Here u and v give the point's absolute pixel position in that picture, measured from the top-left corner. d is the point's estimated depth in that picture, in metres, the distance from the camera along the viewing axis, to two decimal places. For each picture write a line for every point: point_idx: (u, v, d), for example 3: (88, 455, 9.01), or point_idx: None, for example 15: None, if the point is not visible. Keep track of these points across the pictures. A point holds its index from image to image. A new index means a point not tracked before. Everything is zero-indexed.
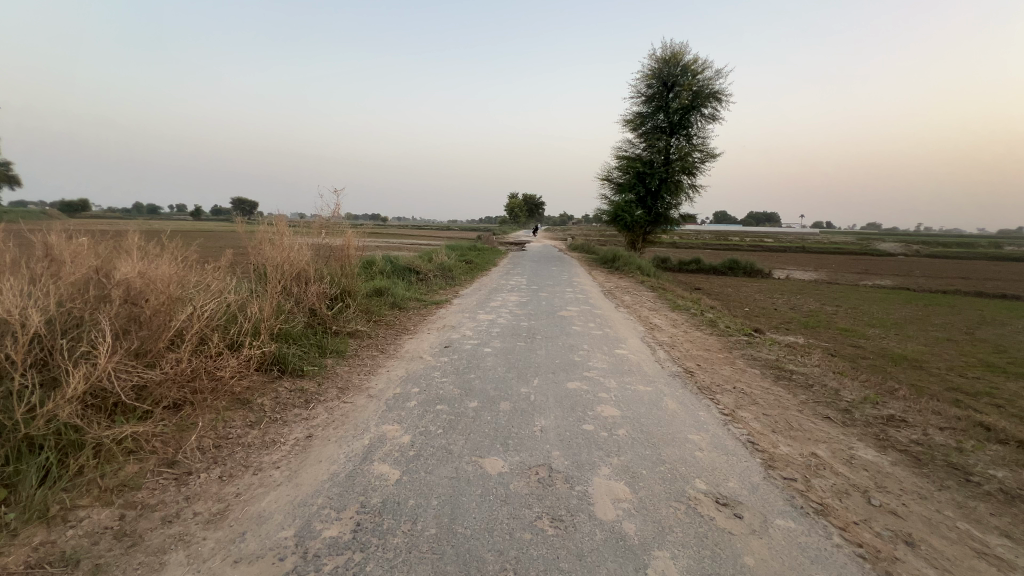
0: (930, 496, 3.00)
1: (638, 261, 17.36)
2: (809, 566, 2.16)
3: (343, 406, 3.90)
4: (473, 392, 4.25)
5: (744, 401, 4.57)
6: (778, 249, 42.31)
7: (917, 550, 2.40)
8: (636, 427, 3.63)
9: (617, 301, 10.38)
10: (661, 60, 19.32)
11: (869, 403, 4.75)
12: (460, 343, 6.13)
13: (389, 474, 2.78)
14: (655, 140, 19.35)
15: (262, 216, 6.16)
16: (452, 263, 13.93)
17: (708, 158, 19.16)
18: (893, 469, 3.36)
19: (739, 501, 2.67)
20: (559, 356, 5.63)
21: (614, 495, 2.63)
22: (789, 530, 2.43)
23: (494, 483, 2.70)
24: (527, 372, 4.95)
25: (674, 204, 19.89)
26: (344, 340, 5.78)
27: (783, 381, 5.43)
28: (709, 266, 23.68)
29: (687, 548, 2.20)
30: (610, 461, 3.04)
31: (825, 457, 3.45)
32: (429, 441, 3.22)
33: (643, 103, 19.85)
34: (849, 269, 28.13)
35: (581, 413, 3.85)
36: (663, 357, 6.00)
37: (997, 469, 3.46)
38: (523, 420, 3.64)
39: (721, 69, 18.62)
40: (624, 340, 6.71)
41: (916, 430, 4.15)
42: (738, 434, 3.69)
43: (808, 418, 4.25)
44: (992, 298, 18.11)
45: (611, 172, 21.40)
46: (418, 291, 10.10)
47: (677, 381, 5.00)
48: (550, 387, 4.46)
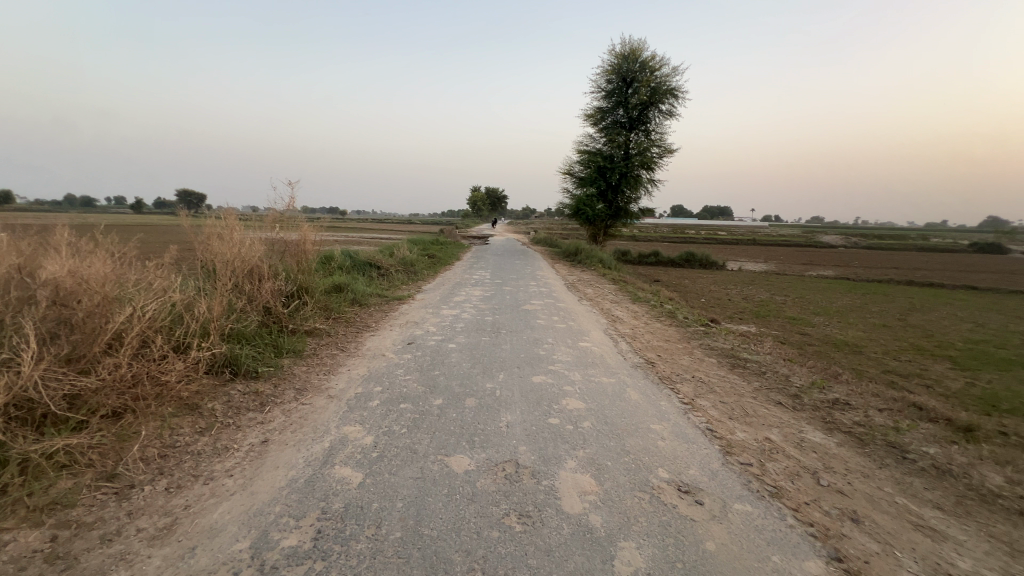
0: (872, 474, 3.21)
1: (599, 254, 17.66)
2: (766, 548, 2.25)
3: (301, 408, 3.75)
4: (438, 389, 4.18)
5: (703, 389, 4.72)
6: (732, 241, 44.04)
7: (862, 526, 2.55)
8: (601, 419, 3.67)
9: (579, 294, 10.52)
10: (621, 56, 19.57)
11: (816, 388, 5.03)
12: (424, 340, 6.02)
13: (352, 477, 2.69)
14: (615, 135, 19.65)
15: (210, 209, 5.83)
16: (415, 258, 13.70)
17: (666, 153, 19.62)
18: (839, 450, 3.56)
19: (700, 488, 2.75)
20: (525, 350, 5.64)
21: (581, 489, 2.65)
22: (747, 514, 2.52)
23: (460, 481, 2.67)
24: (492, 367, 4.92)
25: (634, 198, 20.28)
26: (301, 339, 5.56)
27: (738, 369, 5.67)
28: (667, 259, 24.36)
29: (651, 538, 2.25)
30: (576, 454, 3.07)
31: (777, 441, 3.62)
32: (393, 442, 3.14)
33: (603, 98, 20.10)
34: (798, 260, 29.40)
35: (547, 407, 3.86)
36: (625, 348, 6.13)
37: (929, 447, 3.73)
38: (489, 415, 3.62)
39: (678, 67, 19.04)
40: (587, 333, 6.80)
41: (858, 412, 4.42)
42: (698, 422, 3.81)
43: (761, 404, 4.45)
44: (921, 286, 19.55)
45: (573, 166, 21.58)
46: (379, 287, 9.85)
47: (639, 372, 5.11)
48: (516, 382, 4.47)
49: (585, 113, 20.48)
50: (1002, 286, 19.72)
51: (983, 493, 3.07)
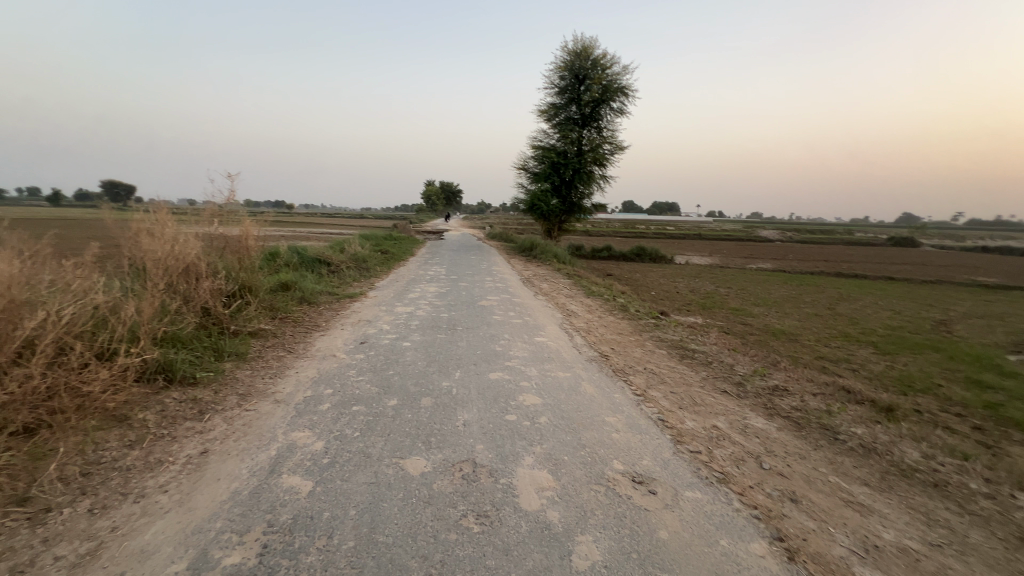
0: (808, 455, 3.42)
1: (554, 249, 17.84)
2: (715, 533, 2.35)
3: (244, 414, 3.54)
4: (392, 389, 4.08)
5: (654, 380, 4.87)
6: (679, 236, 45.85)
7: (800, 506, 2.72)
8: (557, 414, 3.70)
9: (535, 289, 10.58)
10: (573, 53, 19.81)
11: (758, 376, 5.32)
12: (377, 339, 5.85)
13: (301, 486, 2.56)
14: (568, 132, 19.87)
15: (138, 202, 5.39)
16: (367, 254, 13.31)
17: (618, 150, 20.08)
18: (779, 434, 3.78)
19: (653, 478, 2.83)
20: (481, 347, 5.61)
21: (538, 485, 2.66)
22: (697, 500, 2.63)
23: (416, 484, 2.61)
24: (448, 365, 4.86)
25: (587, 194, 20.61)
26: (244, 341, 5.26)
27: (686, 359, 5.90)
28: (619, 253, 24.99)
29: (607, 530, 2.29)
30: (533, 450, 3.08)
31: (723, 428, 3.79)
32: (345, 446, 3.02)
33: (556, 94, 20.29)
34: (742, 254, 30.54)
35: (504, 403, 3.85)
36: (580, 342, 6.23)
37: (857, 427, 4.03)
38: (445, 415, 3.56)
39: (628, 66, 19.50)
40: (543, 328, 6.85)
41: (795, 397, 4.71)
42: (650, 413, 3.93)
43: (709, 393, 4.65)
44: (848, 277, 21.14)
45: (527, 161, 21.63)
46: (330, 285, 9.48)
47: (594, 365, 5.20)
48: (472, 379, 4.43)
49: (539, 108, 20.59)
50: (915, 277, 21.64)
51: (903, 468, 3.35)
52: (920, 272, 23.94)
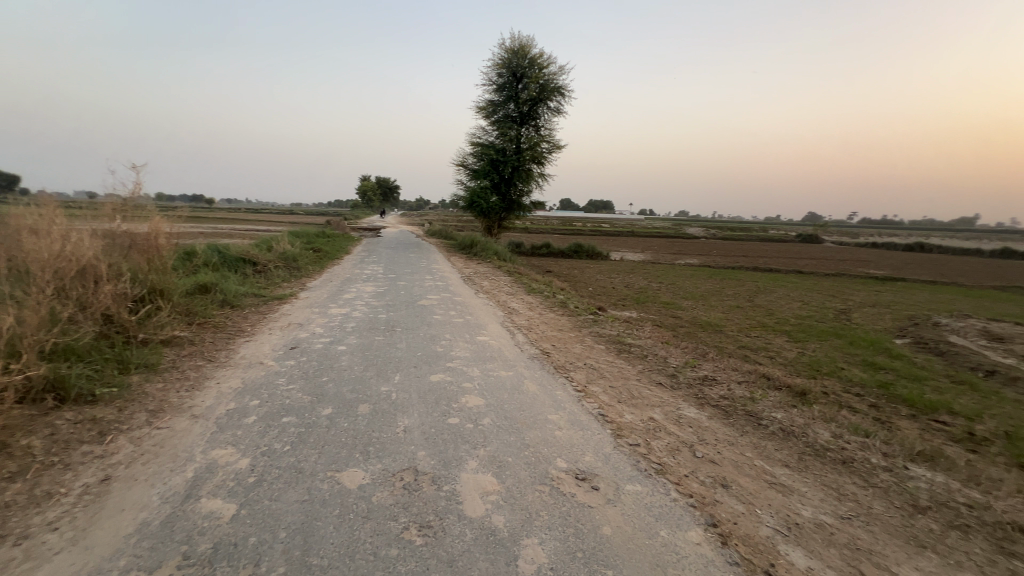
0: (736, 441, 3.64)
1: (494, 246, 17.85)
2: (655, 524, 2.42)
3: (156, 433, 3.19)
4: (327, 396, 3.85)
5: (594, 376, 4.99)
6: (615, 233, 47.22)
7: (731, 491, 2.88)
8: (500, 414, 3.67)
9: (475, 287, 10.52)
10: (511, 51, 19.84)
11: (689, 367, 5.61)
12: (309, 343, 5.52)
13: (223, 510, 2.34)
14: (507, 129, 19.90)
15: (19, 195, 4.70)
16: (297, 252, 12.56)
17: (555, 149, 20.44)
18: (709, 423, 3.99)
19: (595, 474, 2.88)
20: (421, 348, 5.46)
21: (482, 489, 2.62)
22: (637, 493, 2.70)
23: (353, 498, 2.47)
24: (387, 368, 4.68)
25: (526, 191, 20.78)
26: (155, 350, 4.76)
27: (623, 353, 6.10)
28: (558, 250, 25.48)
29: (553, 531, 2.29)
30: (476, 453, 3.02)
31: (659, 419, 3.94)
32: (273, 462, 2.80)
33: (494, 91, 20.27)
34: (673, 251, 31.85)
35: (446, 406, 3.77)
36: (522, 340, 6.26)
37: (777, 412, 4.36)
38: (384, 422, 3.42)
39: (564, 66, 19.88)
40: (484, 326, 6.80)
41: (722, 386, 5.02)
42: (591, 408, 4.01)
43: (645, 386, 4.84)
44: (764, 271, 22.91)
45: (466, 157, 21.43)
46: (255, 286, 8.85)
47: (536, 363, 5.23)
48: (412, 382, 4.29)
49: (477, 105, 20.47)
50: (821, 271, 23.82)
51: (817, 448, 3.66)
52: (823, 265, 26.44)
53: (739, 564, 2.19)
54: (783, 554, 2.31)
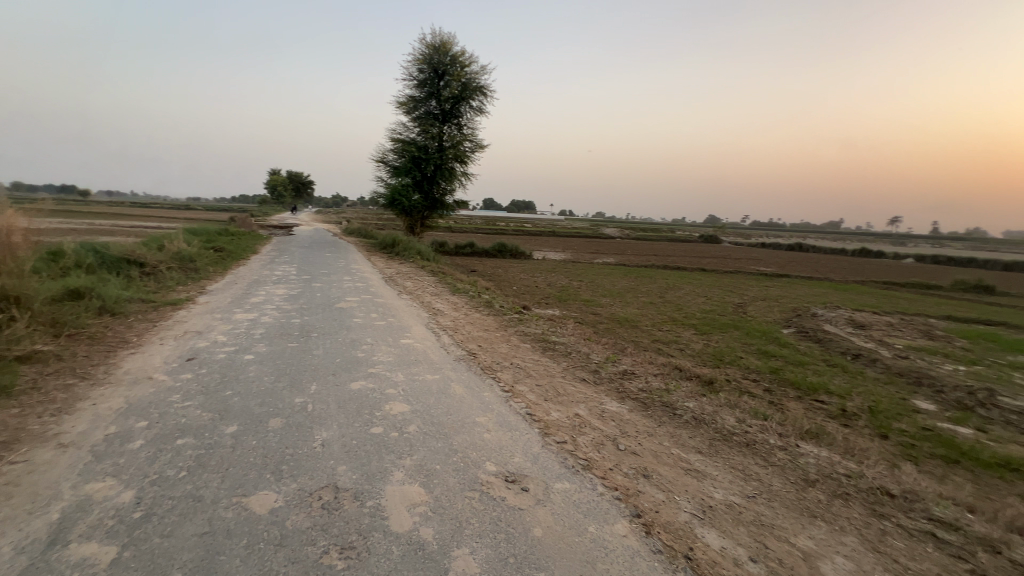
0: (654, 432, 3.84)
1: (417, 245, 17.36)
2: (584, 521, 2.46)
3: (9, 469, 2.67)
4: (231, 412, 3.48)
5: (521, 375, 5.02)
6: (538, 233, 48.21)
7: (652, 480, 3.02)
8: (426, 420, 3.56)
9: (398, 288, 10.16)
10: (432, 46, 19.47)
11: (610, 362, 5.85)
12: (209, 353, 4.96)
13: (102, 554, 2.00)
14: (429, 126, 19.50)
15: None
16: (195, 252, 11.31)
17: (478, 148, 20.39)
18: (630, 416, 4.17)
19: (525, 475, 2.88)
20: (340, 354, 5.14)
21: (409, 501, 2.50)
22: (566, 491, 2.74)
23: (264, 525, 2.23)
24: (302, 378, 4.34)
25: (449, 190, 20.51)
26: (8, 370, 3.99)
27: (549, 351, 6.22)
28: (482, 250, 25.47)
29: (483, 539, 2.24)
30: (402, 463, 2.89)
31: (584, 415, 4.05)
32: (165, 493, 2.46)
33: (415, 87, 19.78)
34: (593, 250, 33.10)
35: (368, 415, 3.57)
36: (448, 342, 6.13)
37: (689, 401, 4.67)
38: (299, 436, 3.15)
39: (486, 66, 19.88)
40: (408, 329, 6.57)
41: (641, 379, 5.29)
42: (519, 408, 4.01)
43: (570, 382, 4.95)
44: (673, 269, 24.61)
45: (386, 154, 20.67)
46: (143, 290, 7.81)
47: (462, 365, 5.14)
48: (330, 392, 4.01)
49: (397, 100, 19.84)
50: (722, 269, 26.05)
51: (724, 433, 3.97)
52: (723, 264, 28.91)
53: (661, 551, 2.30)
54: (699, 537, 2.46)
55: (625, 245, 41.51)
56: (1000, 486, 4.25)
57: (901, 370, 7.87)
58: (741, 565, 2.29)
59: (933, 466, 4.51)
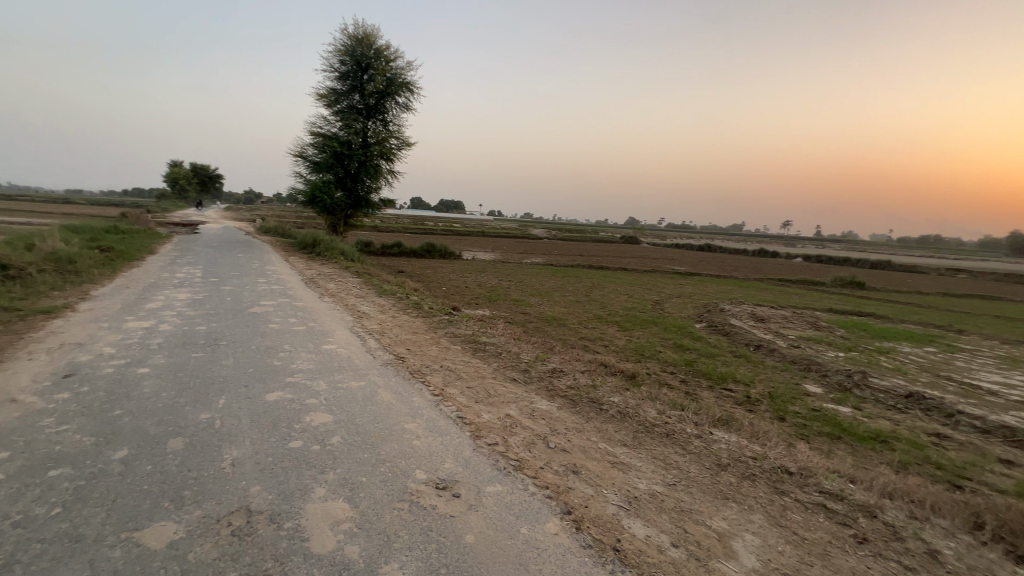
0: (582, 428, 3.95)
1: (340, 245, 16.55)
2: (516, 523, 2.46)
3: None
4: (120, 435, 3.06)
5: (451, 377, 4.94)
6: (467, 232, 48.06)
7: (580, 475, 3.09)
8: (351, 430, 3.38)
9: (319, 290, 9.60)
10: (354, 38, 18.66)
11: (539, 361, 5.95)
12: (93, 368, 4.35)
13: None
14: (352, 121, 18.66)
15: None
16: (75, 251, 9.90)
17: (404, 146, 19.88)
18: (560, 413, 4.26)
19: (456, 480, 2.82)
20: (252, 364, 4.72)
21: (333, 519, 2.35)
22: (498, 494, 2.72)
23: (160, 562, 1.98)
24: (208, 391, 3.93)
25: (375, 188, 19.78)
26: None
27: (479, 352, 6.19)
28: (409, 250, 24.87)
29: (414, 551, 2.16)
30: (325, 478, 2.71)
31: (515, 415, 4.07)
32: (32, 536, 2.10)
33: (337, 79, 18.85)
34: (521, 250, 33.60)
35: (286, 428, 3.32)
36: (374, 346, 5.89)
37: (615, 396, 4.86)
38: (204, 457, 2.86)
39: (411, 63, 19.43)
40: (330, 333, 6.20)
41: (569, 377, 5.42)
42: (449, 412, 3.94)
43: (501, 383, 4.95)
44: (598, 269, 25.65)
45: (305, 148, 19.46)
46: (5, 297, 6.69)
47: (390, 370, 4.96)
48: (241, 405, 3.68)
49: (317, 92, 18.77)
50: (642, 268, 27.63)
51: (646, 425, 4.18)
52: (642, 263, 30.69)
53: (591, 546, 2.36)
54: (626, 528, 2.55)
55: (551, 246, 42.62)
56: (872, 456, 4.89)
57: (794, 358, 8.80)
58: (664, 551, 2.41)
59: (821, 443, 5.08)
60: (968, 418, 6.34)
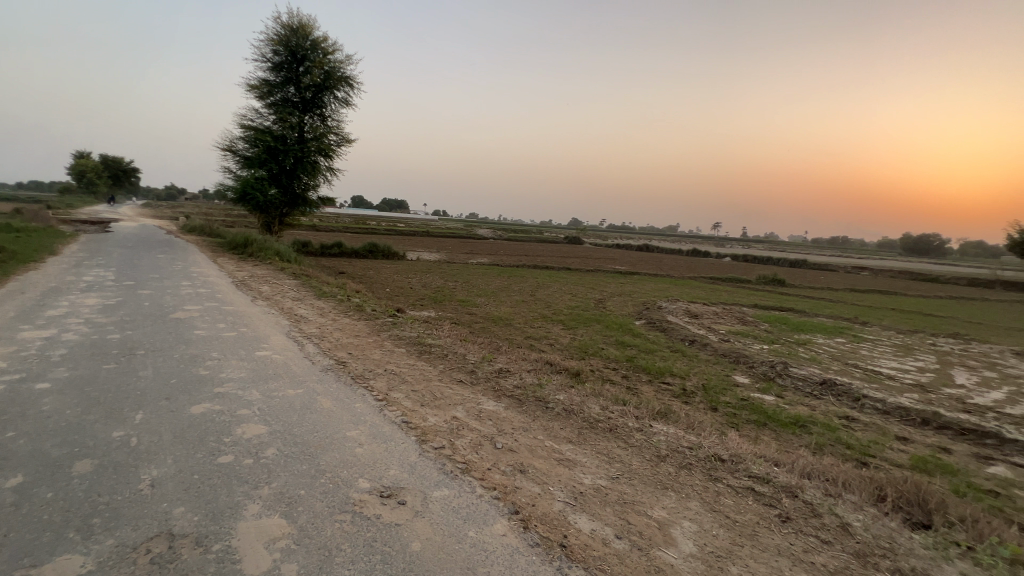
0: (529, 427, 3.99)
1: (274, 245, 15.68)
2: (464, 527, 2.44)
3: None
4: (14, 460, 2.71)
5: (395, 381, 4.81)
6: (411, 232, 47.18)
7: (528, 474, 3.12)
8: (288, 440, 3.20)
9: (252, 293, 9.02)
10: (289, 27, 17.72)
11: (486, 361, 5.94)
12: None
13: None
14: (287, 114, 17.71)
15: None
16: None
17: (344, 142, 19.16)
18: (506, 413, 4.26)
19: (401, 487, 2.75)
20: (175, 374, 4.35)
21: (269, 536, 2.21)
22: (445, 498, 2.69)
23: None
24: (123, 406, 3.57)
25: (312, 185, 18.91)
26: None
27: (424, 354, 6.08)
28: (350, 250, 24.01)
29: (357, 564, 2.08)
30: (259, 493, 2.55)
31: (462, 417, 4.03)
32: None
33: (269, 70, 17.83)
34: (467, 250, 33.45)
35: (214, 443, 3.08)
36: (312, 351, 5.62)
37: (560, 394, 4.95)
38: (118, 479, 2.60)
39: (350, 56, 18.74)
40: (264, 339, 5.85)
41: (515, 377, 5.45)
42: (394, 417, 3.84)
43: (447, 385, 4.89)
44: (543, 268, 26.04)
45: (234, 141, 18.22)
46: None
47: (330, 375, 4.75)
48: (162, 420, 3.38)
49: (248, 82, 17.64)
50: (585, 267, 28.43)
51: (590, 421, 4.29)
52: (585, 263, 31.60)
53: (539, 544, 2.38)
54: (572, 524, 2.60)
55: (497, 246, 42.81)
56: (793, 440, 5.33)
57: (724, 351, 9.39)
58: (609, 544, 2.48)
59: (748, 430, 5.46)
60: (871, 400, 7.05)
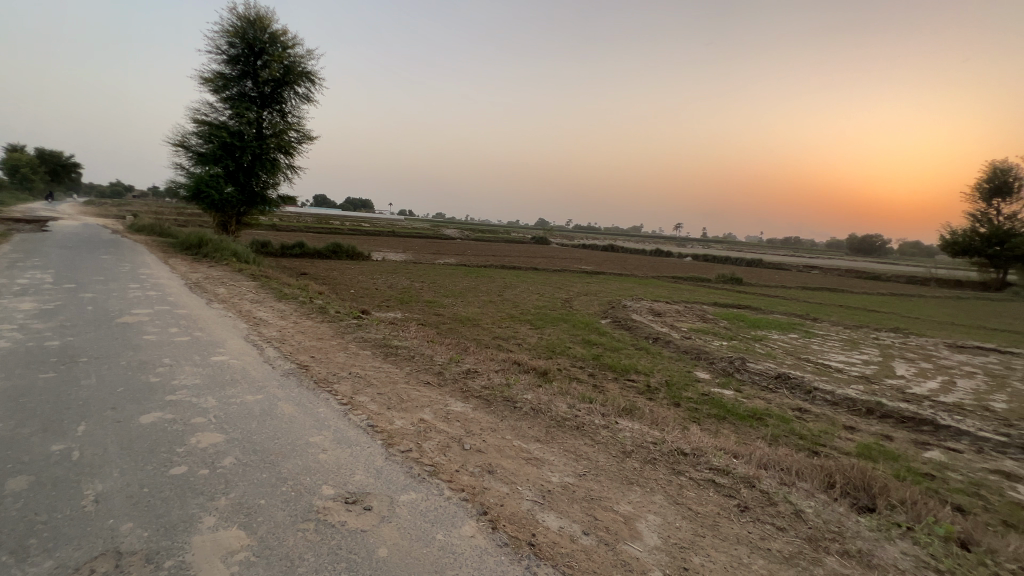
0: (497, 427, 3.99)
1: (231, 245, 15.04)
2: (432, 530, 2.41)
3: None
4: None
5: (360, 384, 4.71)
6: (376, 232, 46.32)
7: (496, 475, 3.12)
8: (247, 449, 3.07)
9: (207, 295, 8.63)
10: (245, 19, 17.03)
11: (453, 363, 5.89)
12: None
13: None
14: (244, 109, 17.03)
15: None
16: None
17: (306, 139, 18.61)
18: (474, 414, 4.25)
19: (367, 493, 2.70)
20: (122, 382, 4.10)
21: (227, 549, 2.12)
22: (412, 501, 2.65)
23: None
24: (63, 418, 3.34)
25: (272, 184, 18.27)
26: None
27: (390, 356, 5.98)
28: (312, 250, 23.32)
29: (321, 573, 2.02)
30: (216, 504, 2.45)
31: (429, 420, 3.98)
32: None
33: (225, 62, 17.10)
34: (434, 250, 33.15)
35: (166, 454, 2.92)
36: (272, 355, 5.43)
37: (528, 394, 4.97)
38: (60, 495, 2.43)
39: (312, 51, 18.19)
40: (220, 343, 5.60)
41: (483, 377, 5.45)
42: (358, 420, 3.75)
43: (414, 387, 4.83)
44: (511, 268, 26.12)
45: (186, 137, 17.36)
46: None
47: (292, 380, 4.60)
48: (109, 431, 3.18)
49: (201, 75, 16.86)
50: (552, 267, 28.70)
51: (558, 419, 4.33)
52: (552, 263, 31.94)
53: (507, 544, 2.39)
54: (540, 522, 2.62)
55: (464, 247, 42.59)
56: (750, 432, 5.56)
57: (686, 348, 9.68)
58: (576, 540, 2.52)
59: (709, 424, 5.65)
60: (821, 392, 7.44)
